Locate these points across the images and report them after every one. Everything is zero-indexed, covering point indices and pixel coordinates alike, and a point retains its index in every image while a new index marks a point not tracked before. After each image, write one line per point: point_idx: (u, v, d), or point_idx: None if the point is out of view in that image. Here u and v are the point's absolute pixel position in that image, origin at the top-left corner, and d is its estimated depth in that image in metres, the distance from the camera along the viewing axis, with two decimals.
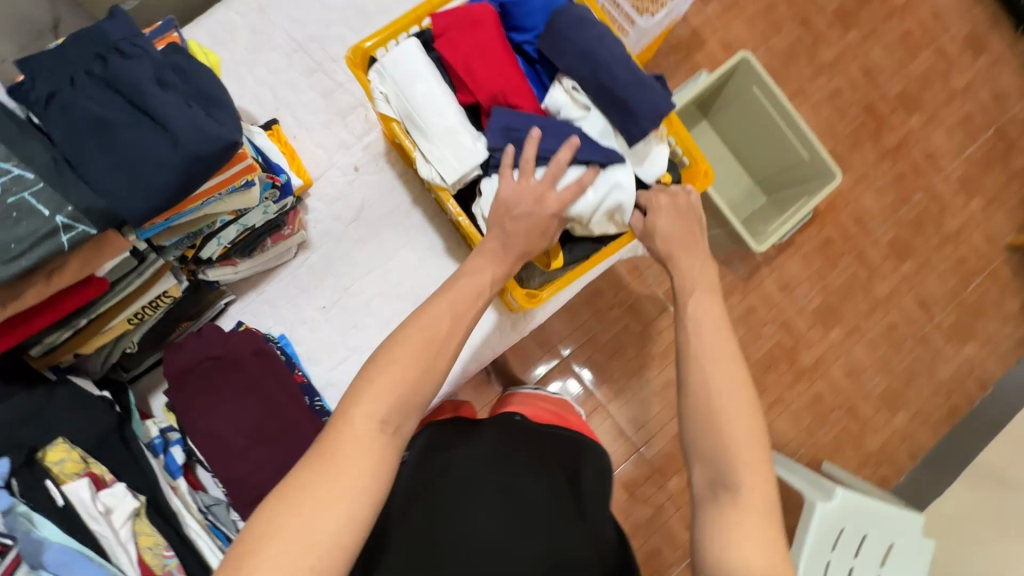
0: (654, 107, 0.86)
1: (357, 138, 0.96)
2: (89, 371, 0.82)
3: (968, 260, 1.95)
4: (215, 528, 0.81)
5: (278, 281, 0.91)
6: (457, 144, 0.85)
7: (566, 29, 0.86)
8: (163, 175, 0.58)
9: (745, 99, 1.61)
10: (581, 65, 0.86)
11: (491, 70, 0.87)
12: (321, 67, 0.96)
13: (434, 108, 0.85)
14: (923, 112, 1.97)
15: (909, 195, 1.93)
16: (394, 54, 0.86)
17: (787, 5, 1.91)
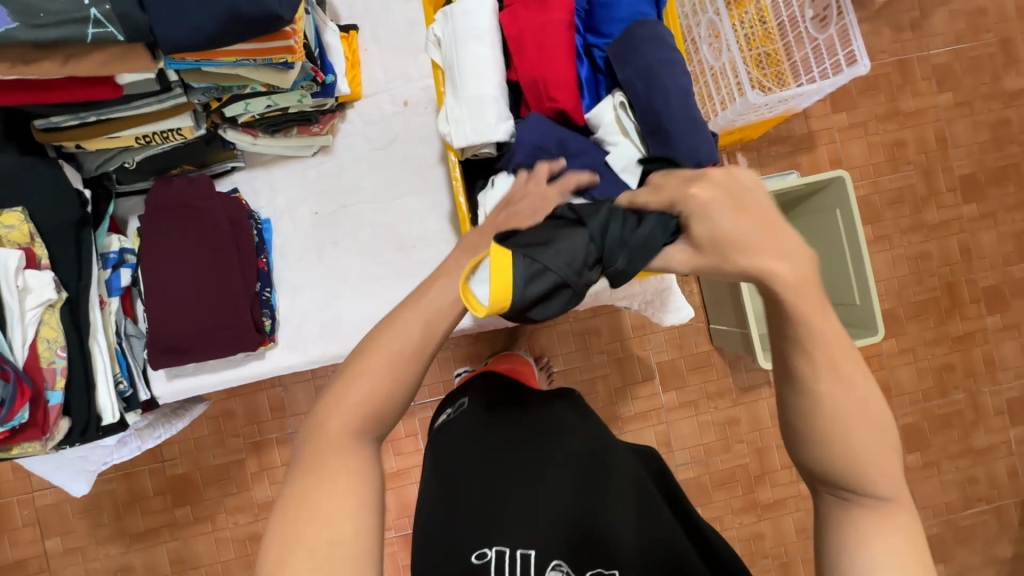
0: (696, 149, 0.80)
1: (421, 77, 0.96)
2: (84, 168, 0.91)
3: (978, 482, 1.80)
4: (122, 354, 0.91)
5: (287, 170, 0.93)
6: (482, 119, 0.83)
7: (642, 41, 0.81)
8: (201, 17, 0.62)
9: (823, 219, 1.52)
10: (640, 78, 0.81)
11: (551, 55, 0.84)
12: None
13: (475, 76, 0.84)
14: (1005, 316, 1.82)
15: (950, 390, 1.79)
16: (467, 4, 0.84)
17: (915, 149, 1.80)
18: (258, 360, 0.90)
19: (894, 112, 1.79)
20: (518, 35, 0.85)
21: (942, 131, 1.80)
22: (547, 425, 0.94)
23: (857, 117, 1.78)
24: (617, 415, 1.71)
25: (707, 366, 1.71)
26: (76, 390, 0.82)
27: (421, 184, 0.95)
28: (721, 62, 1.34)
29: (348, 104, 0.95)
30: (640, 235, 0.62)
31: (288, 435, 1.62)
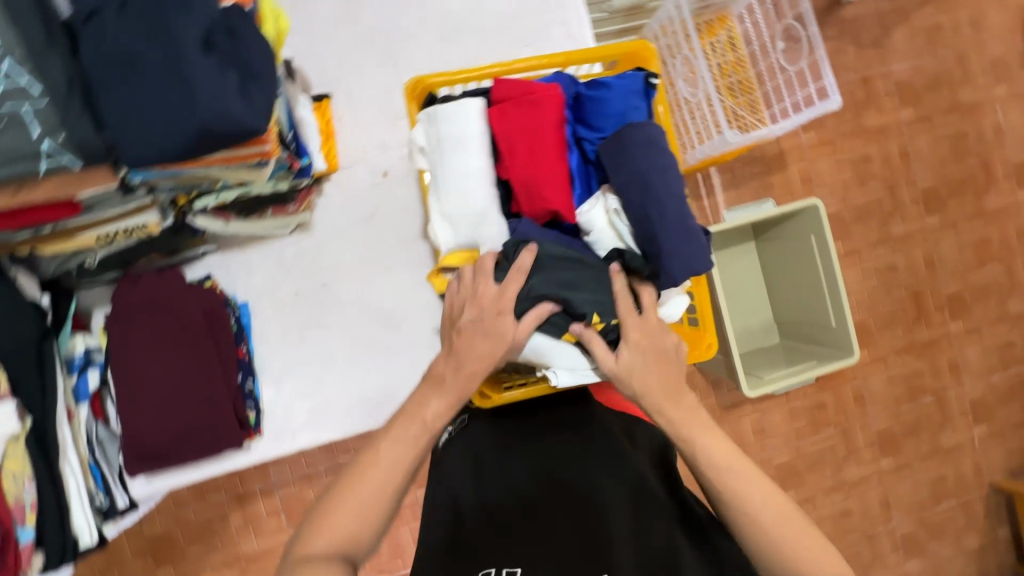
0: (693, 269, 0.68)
1: (400, 145, 0.93)
2: (39, 269, 0.85)
3: (947, 480, 1.90)
4: (94, 465, 0.88)
5: (263, 250, 0.89)
6: (481, 231, 0.74)
7: (636, 147, 0.68)
8: (170, 137, 0.57)
9: (799, 242, 1.56)
10: (636, 189, 0.68)
11: (545, 162, 0.72)
12: (393, 61, 0.92)
13: (467, 187, 0.74)
14: (966, 321, 1.90)
15: (919, 395, 1.87)
16: (448, 110, 0.73)
17: (880, 164, 1.85)
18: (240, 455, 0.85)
19: (859, 129, 1.84)
20: (503, 132, 0.73)
21: (905, 146, 1.86)
22: (543, 453, 0.88)
23: (825, 134, 1.82)
24: None
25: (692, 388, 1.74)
26: (51, 520, 0.79)
27: (404, 255, 0.92)
28: (698, 97, 1.33)
29: (324, 176, 0.91)
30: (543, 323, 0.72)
31: (272, 484, 1.57)
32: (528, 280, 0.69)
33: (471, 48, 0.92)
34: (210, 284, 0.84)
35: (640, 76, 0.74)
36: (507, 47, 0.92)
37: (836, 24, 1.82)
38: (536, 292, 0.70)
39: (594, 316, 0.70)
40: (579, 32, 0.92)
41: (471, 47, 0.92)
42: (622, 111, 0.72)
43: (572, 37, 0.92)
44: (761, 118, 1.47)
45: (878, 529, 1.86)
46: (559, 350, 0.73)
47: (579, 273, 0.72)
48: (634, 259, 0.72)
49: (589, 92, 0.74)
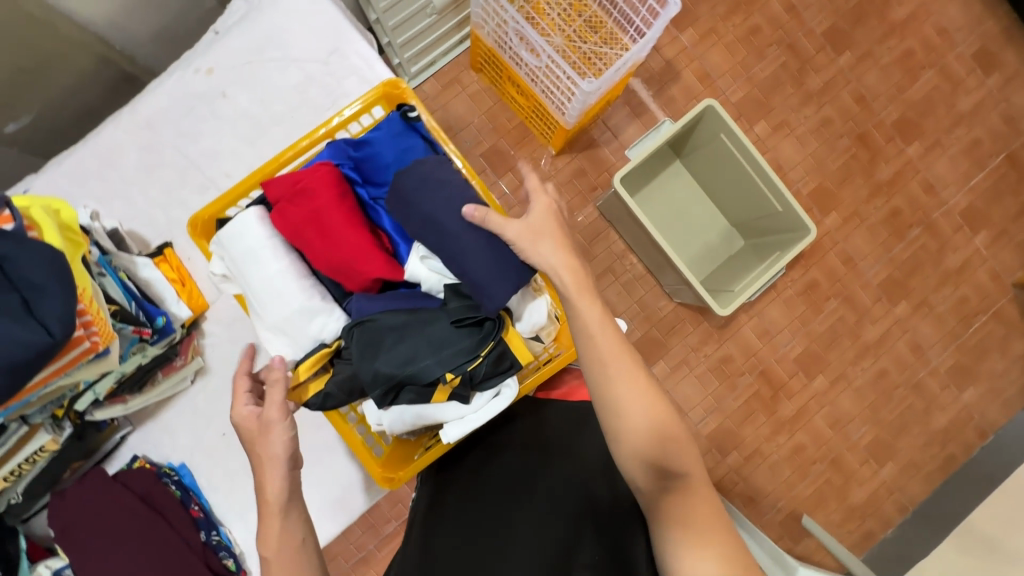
0: (503, 267, 0.78)
1: None
2: None
3: (969, 299, 1.82)
4: None
5: (175, 408, 0.98)
6: (310, 322, 0.84)
7: (410, 191, 0.80)
8: None
9: (713, 146, 1.51)
10: (423, 226, 0.80)
11: (342, 237, 0.82)
12: (215, 182, 0.97)
13: (277, 292, 0.84)
14: (922, 140, 1.82)
15: (906, 232, 1.80)
16: (230, 231, 0.84)
17: (770, 28, 1.77)
18: None
19: (735, 5, 1.77)
20: (294, 229, 0.84)
21: (787, 0, 1.78)
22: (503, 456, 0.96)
23: (705, 25, 1.75)
24: None
25: (679, 323, 1.71)
26: None
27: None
28: (544, 61, 1.31)
29: (201, 316, 0.98)
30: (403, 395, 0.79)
31: None
32: (374, 367, 0.77)
33: (280, 135, 0.98)
34: (141, 463, 0.95)
35: (392, 123, 0.88)
36: (312, 118, 0.98)
37: None
38: (384, 377, 0.77)
39: (448, 374, 0.78)
40: (368, 71, 0.97)
41: (283, 133, 0.98)
42: (392, 160, 0.87)
43: (364, 79, 0.97)
44: (621, 48, 1.44)
45: (921, 376, 1.80)
46: (441, 408, 0.82)
47: (419, 338, 0.78)
48: (455, 305, 0.80)
49: (360, 158, 0.88)
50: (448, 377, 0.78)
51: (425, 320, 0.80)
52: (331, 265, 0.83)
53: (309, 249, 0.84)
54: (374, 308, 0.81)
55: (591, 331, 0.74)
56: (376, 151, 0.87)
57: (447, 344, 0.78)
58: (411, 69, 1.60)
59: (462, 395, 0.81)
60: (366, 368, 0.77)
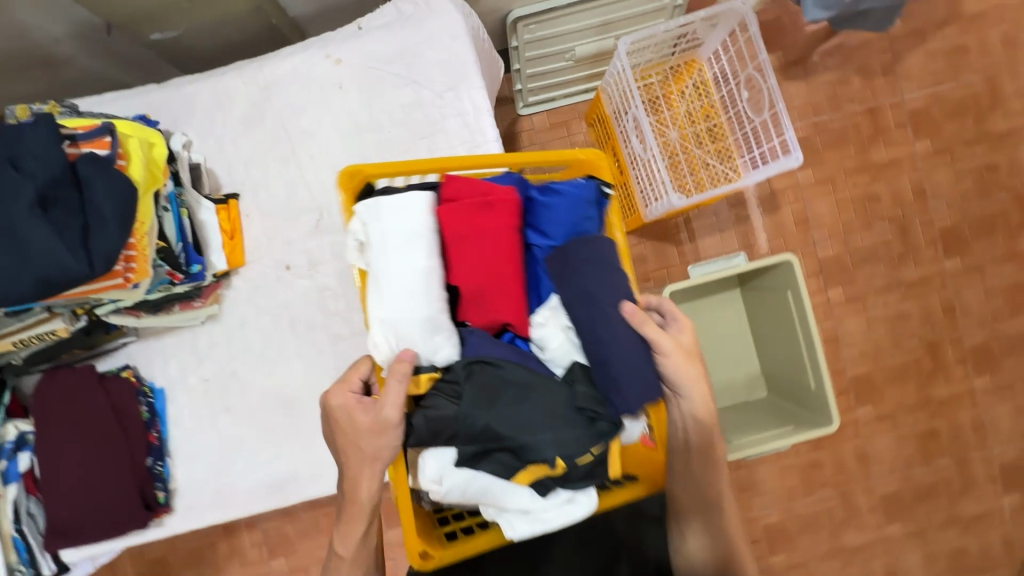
0: (637, 372, 0.80)
1: (301, 241, 1.05)
2: None
3: (969, 553, 1.70)
4: (19, 537, 1.03)
5: (177, 338, 1.05)
6: (427, 338, 0.82)
7: (580, 259, 0.84)
8: (19, 285, 0.72)
9: (778, 297, 1.46)
10: (580, 297, 0.83)
11: (500, 267, 0.85)
12: (297, 158, 1.04)
13: (412, 294, 0.82)
14: (995, 377, 1.69)
15: (934, 458, 1.69)
16: (393, 204, 0.84)
17: (889, 202, 1.69)
18: (156, 525, 1.02)
19: (865, 165, 1.69)
20: (458, 237, 0.85)
21: (920, 182, 1.69)
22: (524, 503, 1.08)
23: (825, 171, 1.69)
24: None
25: None
26: None
27: (301, 347, 1.05)
28: (648, 154, 1.31)
29: (234, 271, 1.05)
30: (491, 462, 0.80)
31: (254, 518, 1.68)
32: (484, 416, 0.79)
33: (371, 142, 1.02)
34: (127, 374, 1.03)
35: (586, 190, 0.90)
36: (406, 138, 1.02)
37: (840, 51, 1.69)
38: (491, 431, 0.78)
39: (557, 459, 0.77)
40: (473, 118, 1.00)
41: (375, 140, 1.02)
42: (566, 222, 0.90)
43: (467, 123, 1.01)
44: (733, 167, 1.40)
45: None
46: (513, 487, 0.82)
47: (532, 404, 0.80)
48: (581, 388, 0.81)
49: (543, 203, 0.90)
50: (555, 463, 0.77)
51: (541, 394, 0.81)
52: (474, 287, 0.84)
53: (458, 260, 0.86)
54: (499, 353, 0.83)
55: (705, 462, 0.91)
56: (555, 207, 0.89)
57: (556, 433, 0.78)
58: (529, 99, 1.64)
59: (539, 486, 0.81)
60: (471, 413, 0.79)
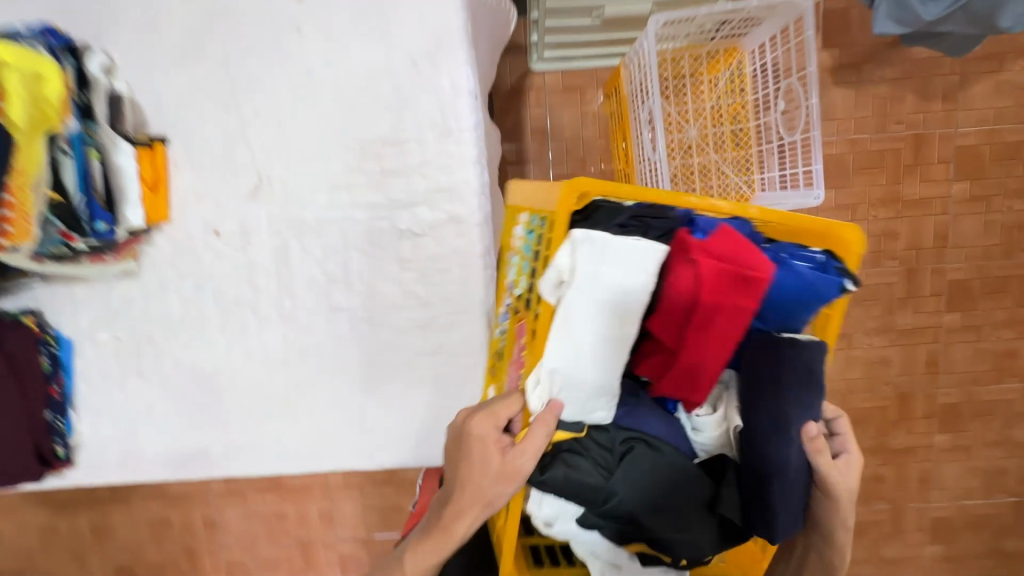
0: (792, 497, 0.78)
1: (234, 204, 0.97)
2: None
3: None
4: None
5: (88, 291, 1.01)
6: (591, 401, 0.74)
7: (787, 370, 0.75)
8: None
9: None
10: (769, 403, 0.76)
11: (702, 350, 0.72)
12: (237, 106, 0.93)
13: (601, 360, 0.71)
14: (955, 437, 1.67)
15: (872, 500, 1.71)
16: (626, 261, 0.67)
17: (905, 242, 1.56)
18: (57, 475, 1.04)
19: (892, 197, 1.54)
20: (692, 306, 0.70)
21: (944, 227, 1.55)
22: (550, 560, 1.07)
23: (848, 197, 1.54)
24: None
25: None
26: None
27: (224, 322, 1.00)
28: (657, 156, 1.18)
29: (157, 227, 1.00)
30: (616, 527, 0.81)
31: None
32: (630, 499, 0.76)
33: (326, 102, 0.91)
34: (30, 322, 0.99)
35: (827, 290, 0.75)
36: (373, 109, 0.90)
37: (902, 62, 1.49)
38: (635, 513, 0.77)
39: (683, 550, 0.79)
40: (450, 98, 0.89)
41: (337, 106, 0.91)
42: (787, 305, 0.78)
43: (440, 102, 0.89)
44: (750, 181, 1.26)
45: None
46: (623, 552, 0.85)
47: (676, 496, 0.78)
48: (729, 492, 0.79)
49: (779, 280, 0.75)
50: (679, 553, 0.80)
51: (685, 483, 0.78)
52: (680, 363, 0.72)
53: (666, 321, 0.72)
54: (656, 431, 0.79)
55: None
56: (784, 289, 0.76)
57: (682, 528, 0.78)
58: (543, 54, 1.45)
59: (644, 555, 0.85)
60: (617, 490, 0.76)
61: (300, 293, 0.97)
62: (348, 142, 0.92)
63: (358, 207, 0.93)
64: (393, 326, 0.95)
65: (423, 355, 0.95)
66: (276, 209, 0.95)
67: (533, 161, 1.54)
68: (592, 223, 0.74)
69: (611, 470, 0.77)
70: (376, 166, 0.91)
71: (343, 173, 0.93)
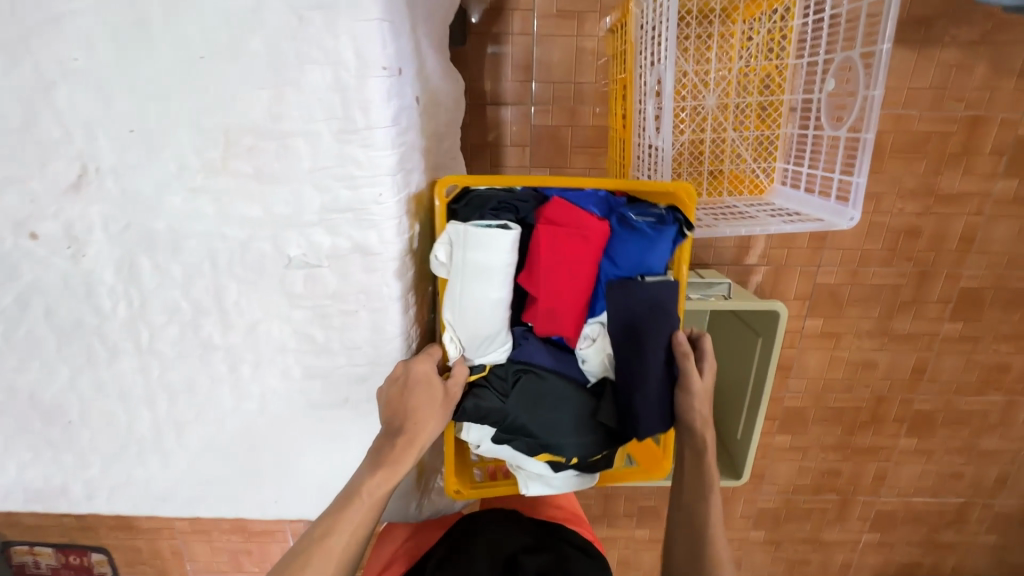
0: (653, 408, 0.85)
1: (54, 195, 0.71)
2: None
3: (809, 564, 1.83)
4: None
5: None
6: (483, 349, 0.86)
7: (634, 304, 0.81)
8: None
9: (746, 336, 1.22)
10: (625, 332, 0.82)
11: (562, 294, 0.84)
12: (34, 49, 0.64)
13: (487, 317, 0.83)
14: (921, 441, 1.62)
15: (823, 492, 1.71)
16: (475, 238, 0.79)
17: (927, 242, 1.37)
18: None
19: (927, 190, 1.32)
20: (542, 257, 0.82)
21: (974, 230, 1.36)
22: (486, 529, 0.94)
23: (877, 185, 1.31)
24: None
25: None
26: None
27: (63, 347, 0.80)
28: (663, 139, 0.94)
29: None
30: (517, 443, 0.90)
31: None
32: (523, 418, 0.86)
33: (171, 60, 0.64)
34: None
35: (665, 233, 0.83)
36: (242, 80, 0.65)
37: (984, 22, 1.19)
38: (525, 428, 0.87)
39: (574, 455, 0.89)
40: (353, 76, 0.64)
41: (185, 70, 0.65)
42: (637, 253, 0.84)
43: (339, 82, 0.64)
44: (768, 168, 1.05)
45: None
46: (533, 461, 0.92)
47: (563, 411, 0.87)
48: (604, 407, 0.87)
49: (617, 232, 0.84)
50: (571, 459, 0.89)
51: (569, 399, 0.88)
52: (540, 302, 0.83)
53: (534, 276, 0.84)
54: (544, 362, 0.88)
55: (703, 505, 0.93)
56: (629, 239, 0.83)
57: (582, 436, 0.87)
58: None
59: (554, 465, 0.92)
60: (512, 409, 0.86)
61: (159, 321, 0.79)
62: (200, 122, 0.67)
63: (234, 215, 0.72)
64: (274, 360, 0.82)
65: (320, 406, 0.86)
66: (112, 203, 0.72)
67: (512, 106, 1.26)
68: (469, 208, 0.85)
69: (506, 394, 0.87)
70: (248, 165, 0.69)
71: (204, 167, 0.70)
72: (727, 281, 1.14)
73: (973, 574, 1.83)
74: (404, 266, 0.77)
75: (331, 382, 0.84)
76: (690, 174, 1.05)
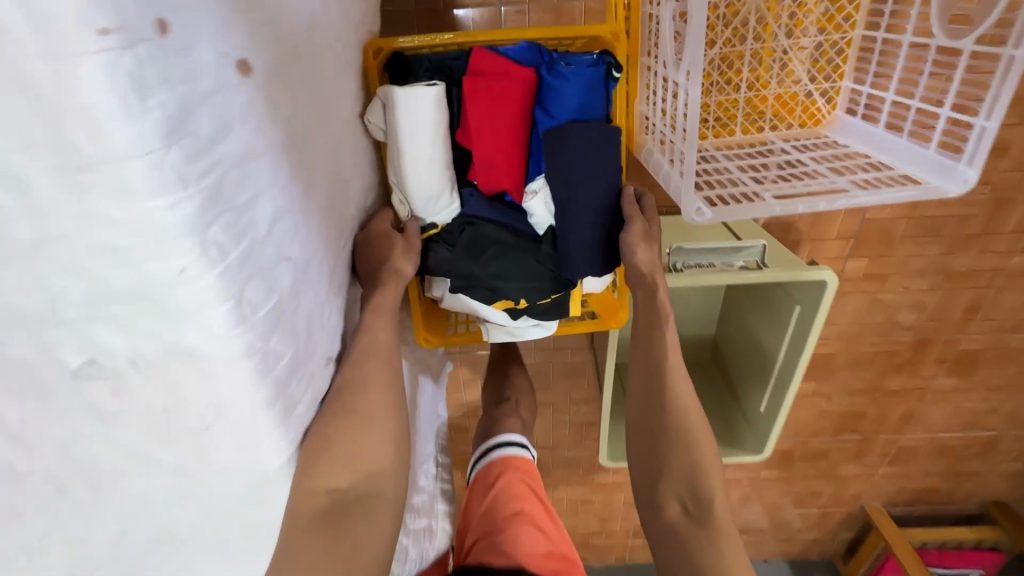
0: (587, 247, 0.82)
1: None
2: None
3: (819, 495, 1.78)
4: None
5: None
6: (431, 207, 0.82)
7: (567, 148, 0.77)
8: None
9: (779, 300, 1.00)
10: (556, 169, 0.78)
11: (497, 144, 0.79)
12: None
13: (429, 174, 0.79)
14: (960, 381, 1.46)
15: (843, 432, 1.59)
16: (400, 97, 0.73)
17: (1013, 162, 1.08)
18: None
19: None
20: (472, 111, 0.78)
21: None
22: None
23: None
24: (464, 408, 1.45)
25: (578, 377, 1.44)
26: None
27: None
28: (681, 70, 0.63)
29: None
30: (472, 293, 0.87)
31: None
32: (471, 267, 0.84)
33: None
34: None
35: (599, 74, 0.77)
36: None
37: None
38: (473, 277, 0.84)
39: (521, 300, 0.86)
40: (49, 64, 0.33)
41: None
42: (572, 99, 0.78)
43: (27, 77, 0.33)
44: (822, 88, 0.82)
45: (725, 512, 1.85)
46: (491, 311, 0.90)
47: (511, 261, 0.84)
48: (547, 247, 0.84)
49: (547, 79, 0.79)
50: (519, 303, 0.87)
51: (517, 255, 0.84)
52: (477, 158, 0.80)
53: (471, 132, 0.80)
54: (489, 216, 0.84)
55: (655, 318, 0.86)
56: (561, 84, 0.78)
57: (533, 280, 0.85)
58: None
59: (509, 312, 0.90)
60: (462, 260, 0.84)
61: None
62: None
63: None
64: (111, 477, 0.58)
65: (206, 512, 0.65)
66: None
67: (474, 9, 0.91)
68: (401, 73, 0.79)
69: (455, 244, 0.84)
70: None
71: None
72: (763, 244, 0.89)
73: (990, 497, 1.78)
74: (262, 359, 0.49)
75: (213, 496, 0.62)
76: (719, 103, 0.81)
